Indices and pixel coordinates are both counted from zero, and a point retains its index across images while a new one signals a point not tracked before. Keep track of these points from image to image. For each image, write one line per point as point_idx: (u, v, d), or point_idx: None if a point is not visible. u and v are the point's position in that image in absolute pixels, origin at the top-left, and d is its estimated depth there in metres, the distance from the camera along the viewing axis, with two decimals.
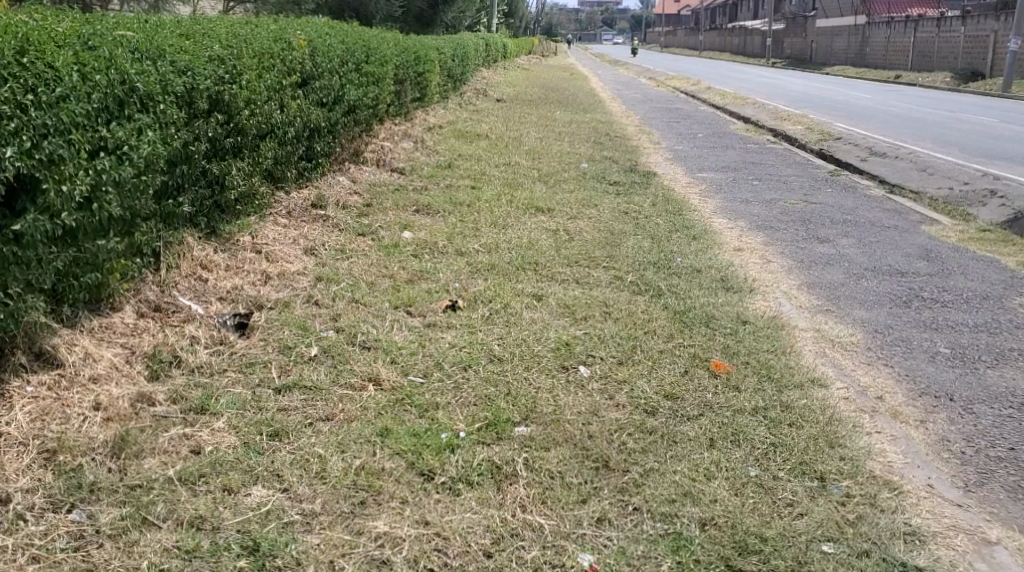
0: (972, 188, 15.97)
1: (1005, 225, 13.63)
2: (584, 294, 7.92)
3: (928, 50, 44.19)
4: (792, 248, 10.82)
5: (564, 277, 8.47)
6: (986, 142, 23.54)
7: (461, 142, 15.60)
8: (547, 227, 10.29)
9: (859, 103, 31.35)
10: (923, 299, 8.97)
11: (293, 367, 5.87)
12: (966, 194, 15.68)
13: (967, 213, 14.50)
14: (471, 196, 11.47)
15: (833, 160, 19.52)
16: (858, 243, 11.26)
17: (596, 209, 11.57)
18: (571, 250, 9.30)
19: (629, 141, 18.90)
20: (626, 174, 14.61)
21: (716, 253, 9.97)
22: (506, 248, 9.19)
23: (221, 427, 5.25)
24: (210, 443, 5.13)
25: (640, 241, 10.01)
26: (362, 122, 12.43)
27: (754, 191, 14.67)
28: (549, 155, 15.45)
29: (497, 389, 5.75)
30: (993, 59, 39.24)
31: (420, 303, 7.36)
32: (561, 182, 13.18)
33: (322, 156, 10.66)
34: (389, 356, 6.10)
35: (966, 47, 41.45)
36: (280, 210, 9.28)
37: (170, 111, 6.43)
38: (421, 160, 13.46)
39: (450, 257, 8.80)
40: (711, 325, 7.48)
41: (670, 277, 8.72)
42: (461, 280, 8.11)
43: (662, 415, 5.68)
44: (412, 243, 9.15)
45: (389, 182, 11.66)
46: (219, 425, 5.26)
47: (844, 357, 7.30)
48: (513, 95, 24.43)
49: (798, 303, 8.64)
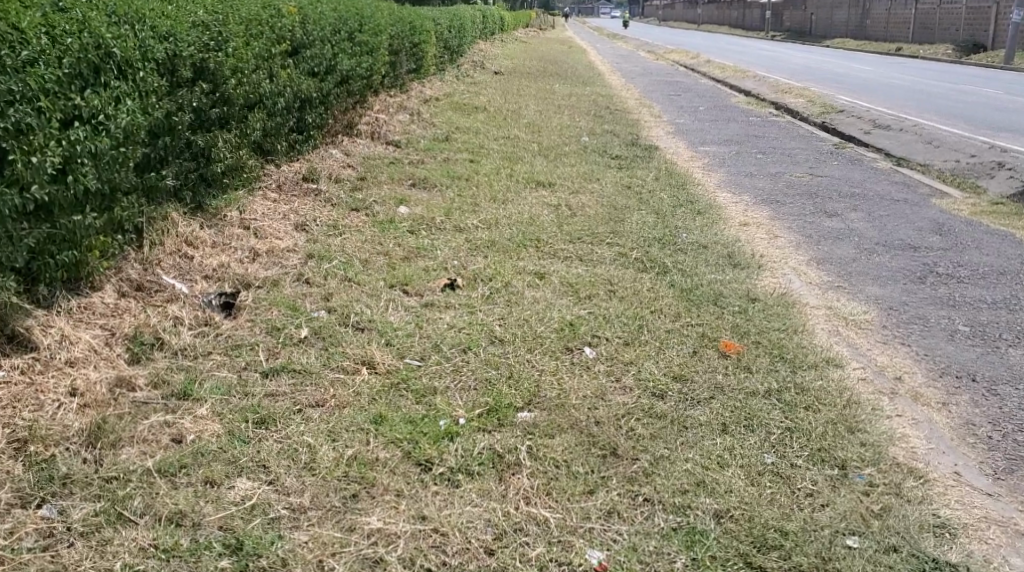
0: (979, 161, 15.66)
1: (1016, 198, 13.33)
2: (587, 272, 7.63)
3: (929, 22, 43.80)
4: (800, 223, 10.51)
5: (566, 254, 8.17)
6: (991, 114, 23.22)
7: (458, 115, 15.25)
8: (547, 202, 9.98)
9: (861, 76, 30.99)
10: (938, 274, 8.67)
11: (281, 350, 5.57)
12: (974, 167, 15.36)
13: (976, 186, 14.20)
14: (470, 170, 11.15)
15: (836, 133, 19.21)
16: (867, 217, 10.94)
17: (597, 183, 11.26)
18: (572, 226, 9.00)
19: (630, 115, 18.53)
20: (627, 147, 14.29)
21: (722, 228, 9.67)
22: (505, 224, 8.89)
23: (205, 414, 4.95)
24: (193, 431, 4.83)
25: (644, 216, 9.72)
26: (355, 94, 12.09)
27: (758, 164, 14.35)
28: (549, 127, 15.11)
29: (497, 372, 5.46)
30: (995, 32, 38.87)
31: (418, 283, 7.06)
32: (561, 155, 12.86)
33: (314, 128, 10.35)
34: (384, 339, 5.81)
35: (967, 20, 41.05)
36: (270, 184, 8.96)
37: (149, 80, 6.10)
38: (417, 133, 13.12)
39: (448, 234, 8.49)
40: (720, 302, 7.18)
41: (676, 253, 8.42)
42: (460, 258, 7.81)
43: (671, 398, 5.37)
44: (409, 218, 8.84)
45: (384, 155, 11.34)
46: (202, 411, 4.95)
47: (858, 336, 6.99)
48: (511, 68, 24.03)
49: (808, 279, 8.33)
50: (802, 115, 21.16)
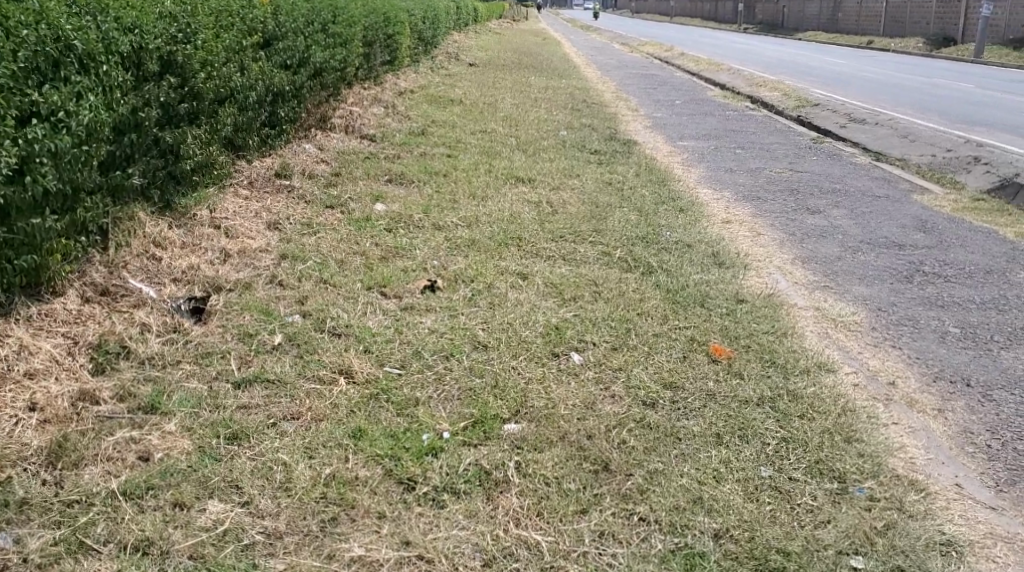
0: (956, 155, 15.58)
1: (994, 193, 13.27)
2: (571, 274, 7.42)
3: (900, 16, 43.92)
4: (783, 220, 10.33)
5: (547, 256, 7.96)
6: (965, 108, 23.22)
7: (434, 107, 15.00)
8: (528, 199, 9.76)
9: (835, 69, 30.94)
10: (925, 273, 8.49)
11: (254, 358, 5.33)
12: (951, 162, 15.26)
13: (955, 181, 14.11)
14: (447, 164, 10.91)
15: (812, 127, 19.10)
16: (850, 214, 10.77)
17: (578, 179, 11.04)
18: (553, 225, 8.79)
19: (606, 108, 18.33)
20: (606, 142, 14.08)
21: (705, 227, 9.48)
22: (485, 223, 8.66)
23: (173, 430, 4.70)
24: (160, 449, 4.59)
25: (627, 214, 9.54)
26: (328, 86, 11.81)
27: (737, 160, 14.17)
28: (526, 121, 14.88)
29: (481, 381, 5.23)
30: (966, 26, 39.01)
31: (396, 284, 6.83)
32: (540, 149, 12.63)
33: (287, 122, 10.07)
34: (362, 346, 5.59)
35: (937, 15, 41.19)
36: (241, 181, 8.68)
37: (113, 75, 5.82)
38: (393, 126, 12.85)
39: (425, 233, 8.25)
40: (707, 304, 6.98)
41: (660, 254, 8.22)
42: (438, 258, 7.58)
43: (663, 407, 5.15)
44: (385, 216, 8.59)
45: (359, 149, 11.07)
46: (171, 427, 4.71)
47: (848, 338, 6.77)
48: (486, 59, 23.77)
49: (794, 279, 8.14)
50: (778, 109, 21.02)
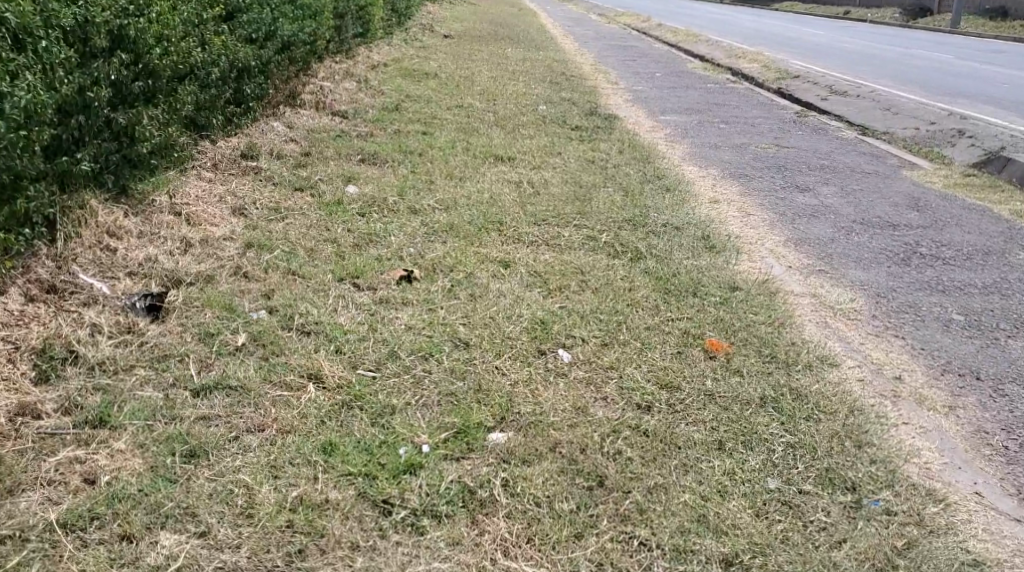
0: (940, 128, 15.25)
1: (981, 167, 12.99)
2: (555, 262, 7.04)
3: None
4: (771, 199, 9.96)
5: (528, 246, 7.58)
6: (946, 79, 22.94)
7: (408, 81, 14.53)
8: (508, 179, 9.36)
9: (812, 40, 30.62)
10: (922, 256, 8.09)
11: (215, 362, 4.94)
12: (936, 135, 14.91)
13: (941, 154, 13.78)
14: (423, 143, 10.47)
15: (792, 101, 18.75)
16: (840, 192, 10.41)
17: (559, 157, 10.64)
18: (534, 209, 8.41)
19: (586, 81, 17.90)
20: (586, 117, 13.67)
21: (692, 208, 9.14)
22: (463, 207, 8.28)
23: (123, 448, 4.37)
24: (107, 471, 4.27)
25: (611, 195, 9.21)
26: (297, 61, 11.33)
27: (721, 135, 13.81)
28: (504, 95, 14.44)
29: (463, 384, 4.89)
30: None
31: (370, 274, 6.45)
32: (518, 126, 12.22)
33: (253, 99, 9.61)
34: (334, 345, 5.20)
35: None
36: (204, 162, 8.25)
37: (55, 49, 5.40)
38: (366, 101, 12.38)
39: (400, 219, 7.86)
40: (699, 294, 6.60)
41: (646, 238, 7.86)
42: (415, 245, 7.19)
43: (659, 410, 4.80)
44: (358, 199, 8.17)
45: (331, 127, 10.61)
46: (120, 445, 4.37)
47: (850, 328, 6.35)
48: (461, 31, 23.26)
49: (787, 262, 7.79)
50: (757, 82, 20.65)
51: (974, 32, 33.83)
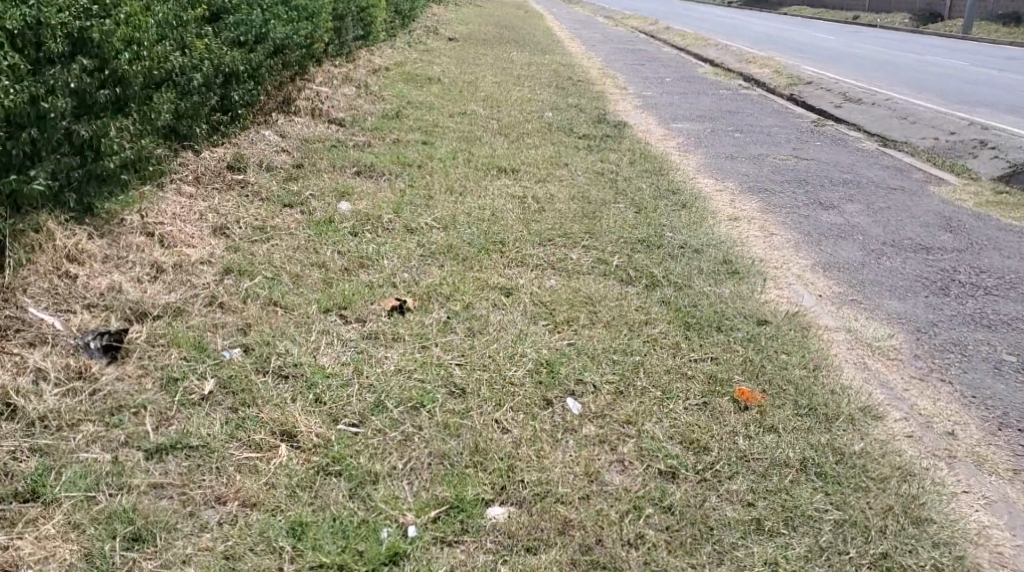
0: (960, 138, 14.63)
1: (1004, 181, 12.40)
2: (563, 289, 6.43)
3: None
4: (794, 217, 9.34)
5: (535, 271, 6.96)
6: (960, 86, 22.33)
7: (409, 87, 13.90)
8: (512, 194, 8.75)
9: (823, 45, 30.00)
10: (962, 283, 7.45)
11: (175, 415, 4.53)
12: (955, 146, 14.28)
13: (964, 166, 13.15)
14: (422, 153, 9.84)
15: (806, 107, 18.14)
16: (866, 210, 9.78)
17: (566, 169, 10.02)
18: (540, 228, 7.80)
19: (594, 86, 17.29)
20: (594, 125, 13.06)
21: (710, 227, 8.54)
22: (463, 225, 7.67)
23: (52, 532, 4.02)
24: (32, 560, 3.93)
25: (623, 212, 8.60)
26: (291, 65, 10.74)
27: (736, 145, 13.19)
28: (509, 102, 13.84)
29: (458, 442, 4.49)
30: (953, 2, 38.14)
31: (359, 305, 5.83)
32: (523, 134, 11.61)
33: (242, 107, 9.04)
34: (313, 393, 4.69)
35: None
36: (185, 175, 7.67)
37: None
38: (364, 108, 11.77)
39: (396, 239, 7.25)
40: (724, 328, 5.99)
41: (662, 262, 7.24)
42: (410, 270, 6.58)
43: (686, 479, 4.40)
44: (351, 216, 7.58)
45: (325, 135, 10.00)
46: (50, 529, 4.03)
47: (890, 370, 5.73)
48: (466, 34, 22.67)
49: (817, 290, 7.18)
50: (769, 88, 20.00)
51: (986, 38, 33.17)
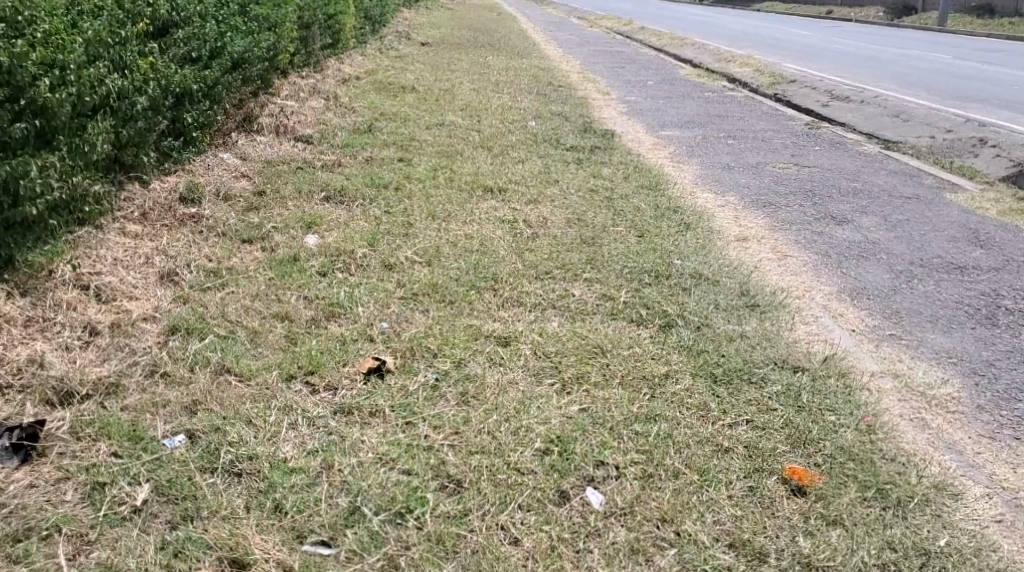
0: (958, 136, 13.88)
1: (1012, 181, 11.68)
2: (567, 335, 5.57)
3: None
4: (806, 233, 8.50)
5: (531, 312, 6.11)
6: (946, 81, 21.65)
7: (383, 97, 13.01)
8: (500, 219, 7.90)
9: (804, 41, 29.29)
10: (1009, 311, 6.63)
11: (97, 538, 3.95)
12: (954, 143, 13.52)
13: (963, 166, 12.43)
14: (399, 173, 8.93)
15: (792, 106, 17.36)
16: (884, 222, 8.92)
17: (557, 187, 9.15)
18: (533, 259, 6.96)
19: (575, 92, 16.47)
20: (580, 135, 12.22)
21: (720, 250, 7.71)
22: (448, 258, 6.81)
23: None
24: None
25: (625, 237, 7.73)
26: (252, 80, 9.87)
27: (732, 152, 12.37)
28: (489, 111, 12.99)
29: (460, 564, 3.94)
30: None
31: (330, 369, 4.99)
32: (507, 147, 10.75)
33: (197, 129, 8.18)
34: (272, 497, 4.12)
35: None
36: (130, 211, 6.81)
37: None
38: (335, 121, 10.87)
39: (372, 278, 6.38)
40: (755, 379, 5.09)
41: (676, 296, 6.38)
42: (390, 319, 5.73)
43: None
44: (321, 251, 6.72)
45: (291, 155, 9.11)
46: None
47: (955, 430, 4.87)
48: (440, 38, 21.82)
49: (848, 323, 6.32)
50: (754, 87, 19.20)
51: (965, 30, 32.57)
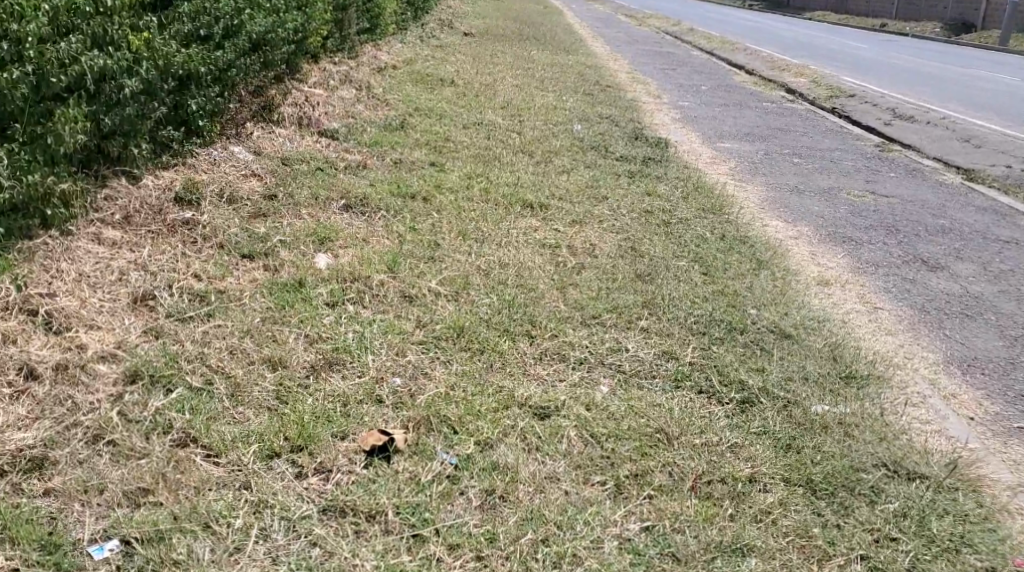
0: None
1: None
2: (622, 409, 4.43)
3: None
4: (894, 280, 7.33)
5: (575, 369, 5.03)
6: (1017, 104, 20.26)
7: (418, 89, 11.93)
8: (541, 243, 6.82)
9: (862, 53, 27.91)
10: None
11: None
12: None
13: None
14: (430, 180, 7.85)
15: (851, 121, 16.12)
16: (983, 271, 7.75)
17: (607, 205, 8.01)
18: (578, 297, 5.81)
19: (625, 94, 15.32)
20: (631, 143, 11.08)
21: (798, 296, 6.59)
22: (478, 292, 5.65)
23: None
24: None
25: (687, 272, 6.62)
26: (273, 65, 8.83)
27: (798, 173, 11.20)
28: (532, 110, 11.88)
29: None
30: (988, 11, 36.09)
31: (325, 444, 4.01)
32: (550, 153, 9.65)
33: (206, 117, 7.13)
34: None
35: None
36: (111, 214, 5.76)
37: None
38: (364, 114, 9.78)
39: (389, 315, 5.30)
40: (867, 491, 4.13)
41: (752, 361, 5.25)
42: (403, 373, 4.57)
43: None
44: (330, 271, 5.66)
45: (312, 152, 8.04)
46: None
47: None
48: (484, 28, 20.72)
49: (962, 409, 5.20)
50: (813, 99, 17.93)
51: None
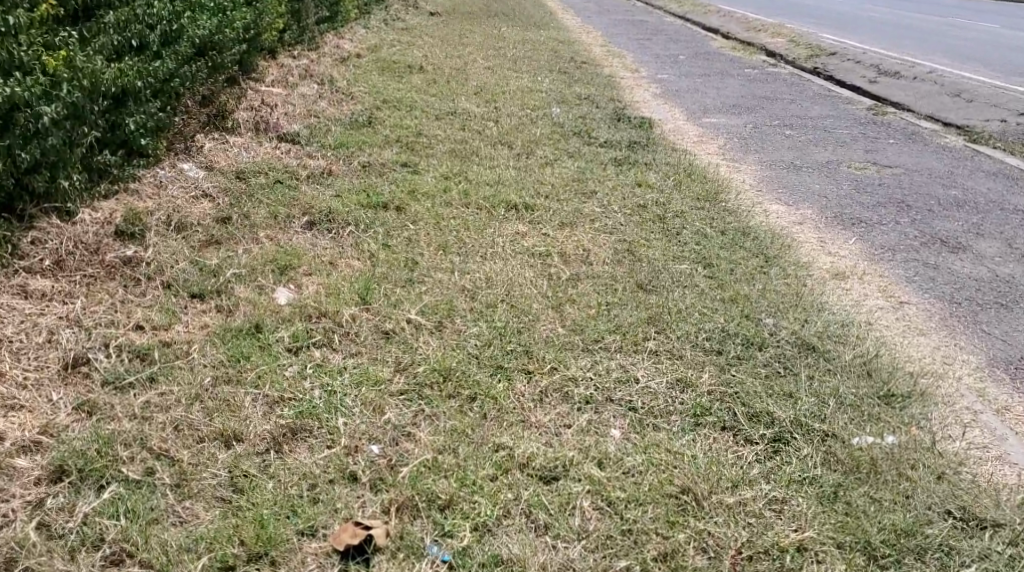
0: None
1: None
2: (642, 464, 4.04)
3: None
4: (915, 267, 6.69)
5: (582, 412, 4.32)
6: (1009, 53, 19.44)
7: (384, 79, 11.20)
8: (531, 252, 6.15)
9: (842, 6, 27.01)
10: None
11: None
12: None
13: None
14: (403, 184, 7.14)
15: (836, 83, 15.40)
16: (1009, 250, 7.10)
17: (596, 201, 7.34)
18: (576, 318, 4.91)
19: (601, 69, 14.60)
20: (613, 125, 10.40)
21: (816, 297, 5.94)
22: (463, 319, 4.85)
23: None
24: None
25: (692, 278, 5.97)
26: (221, 71, 8.15)
27: (792, 146, 10.53)
28: (506, 95, 11.17)
29: None
30: None
31: (291, 545, 3.68)
32: (530, 143, 8.95)
33: (149, 135, 6.44)
34: None
35: None
36: (40, 260, 5.08)
37: None
38: (328, 112, 9.05)
39: (363, 360, 4.54)
40: (941, 554, 3.81)
41: (780, 386, 4.51)
42: (382, 438, 4.07)
43: None
44: (293, 305, 4.92)
45: (272, 161, 7.34)
46: None
47: None
48: (451, 6, 19.94)
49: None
50: (793, 62, 17.19)
51: None
